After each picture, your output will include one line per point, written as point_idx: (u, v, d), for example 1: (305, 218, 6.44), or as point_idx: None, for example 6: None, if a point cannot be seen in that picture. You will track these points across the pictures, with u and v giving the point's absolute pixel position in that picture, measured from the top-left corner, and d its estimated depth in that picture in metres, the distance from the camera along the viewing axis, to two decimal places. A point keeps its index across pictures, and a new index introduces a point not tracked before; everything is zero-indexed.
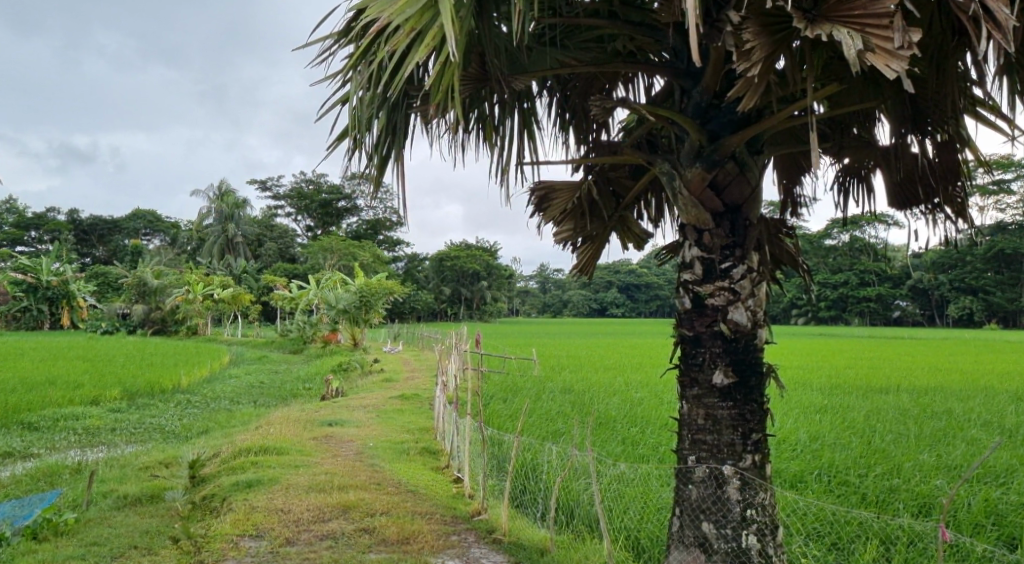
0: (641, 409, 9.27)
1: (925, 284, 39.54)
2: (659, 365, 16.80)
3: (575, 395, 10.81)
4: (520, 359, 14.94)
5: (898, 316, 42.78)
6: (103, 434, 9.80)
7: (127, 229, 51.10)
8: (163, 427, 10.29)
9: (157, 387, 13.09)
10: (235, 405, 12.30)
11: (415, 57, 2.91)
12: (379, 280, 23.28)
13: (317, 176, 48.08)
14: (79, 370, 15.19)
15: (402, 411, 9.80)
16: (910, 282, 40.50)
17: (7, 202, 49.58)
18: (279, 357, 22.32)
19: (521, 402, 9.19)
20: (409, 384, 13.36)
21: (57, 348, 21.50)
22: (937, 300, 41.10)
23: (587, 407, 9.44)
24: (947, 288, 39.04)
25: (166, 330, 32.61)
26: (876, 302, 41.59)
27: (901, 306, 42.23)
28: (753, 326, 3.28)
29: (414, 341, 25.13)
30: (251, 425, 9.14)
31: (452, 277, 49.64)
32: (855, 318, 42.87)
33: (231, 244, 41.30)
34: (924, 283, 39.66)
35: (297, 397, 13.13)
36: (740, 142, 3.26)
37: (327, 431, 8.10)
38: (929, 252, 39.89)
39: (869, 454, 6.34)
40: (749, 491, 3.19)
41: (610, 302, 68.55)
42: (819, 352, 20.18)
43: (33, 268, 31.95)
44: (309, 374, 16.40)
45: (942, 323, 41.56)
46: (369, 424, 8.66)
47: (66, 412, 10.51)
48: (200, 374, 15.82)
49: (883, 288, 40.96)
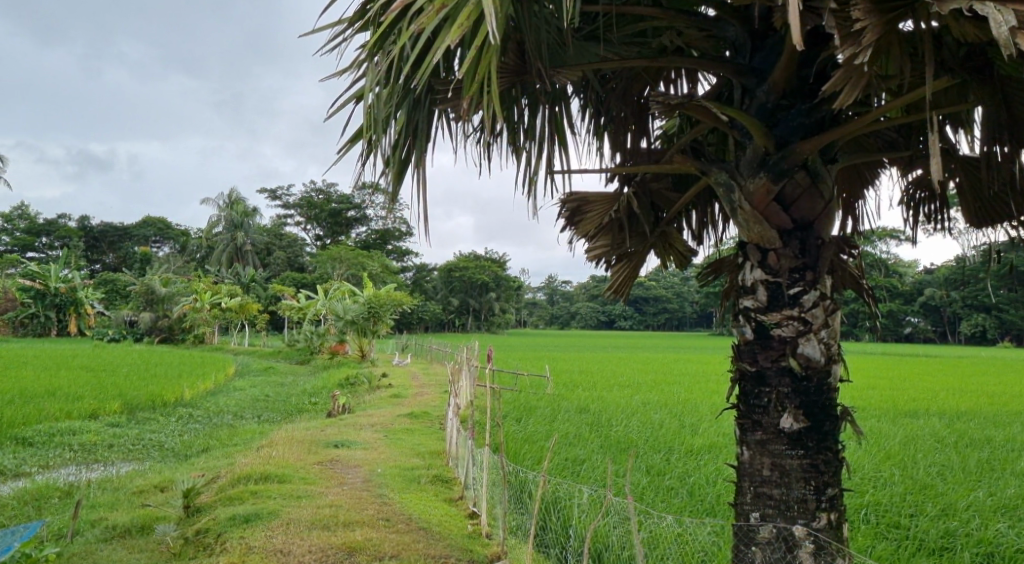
0: (664, 434, 8.84)
1: (939, 302, 38.92)
2: (675, 382, 16.33)
3: (591, 416, 10.38)
4: (532, 376, 14.49)
5: (910, 333, 42.06)
6: (100, 451, 9.38)
7: (137, 236, 51.01)
8: (163, 444, 9.88)
9: (158, 401, 12.69)
10: (238, 421, 11.90)
11: (446, 39, 2.51)
12: (388, 291, 22.90)
13: (327, 185, 47.90)
14: (80, 381, 14.83)
15: (411, 431, 9.37)
16: (923, 299, 39.82)
17: (18, 208, 49.50)
18: (286, 368, 21.93)
19: (536, 426, 8.76)
20: (417, 400, 12.92)
21: (61, 356, 21.18)
22: (950, 317, 40.40)
23: (606, 431, 8.99)
24: (960, 305, 38.35)
25: (173, 338, 32.33)
26: (887, 318, 40.92)
27: (913, 323, 41.79)
28: (827, 361, 2.83)
29: (422, 353, 24.72)
30: (253, 444, 8.73)
31: (460, 287, 49.30)
32: (867, 334, 42.20)
33: (240, 252, 41.02)
34: (937, 301, 39.09)
35: (303, 413, 12.71)
36: (814, 150, 2.82)
37: (332, 454, 7.66)
38: (942, 269, 39.30)
39: (917, 491, 5.83)
40: (825, 557, 2.76)
41: (619, 315, 68.16)
42: None
43: (41, 274, 31.75)
44: (315, 388, 16.00)
45: (955, 340, 40.86)
46: (377, 446, 8.23)
47: (62, 427, 10.11)
48: (205, 386, 15.45)
49: (896, 305, 40.32)
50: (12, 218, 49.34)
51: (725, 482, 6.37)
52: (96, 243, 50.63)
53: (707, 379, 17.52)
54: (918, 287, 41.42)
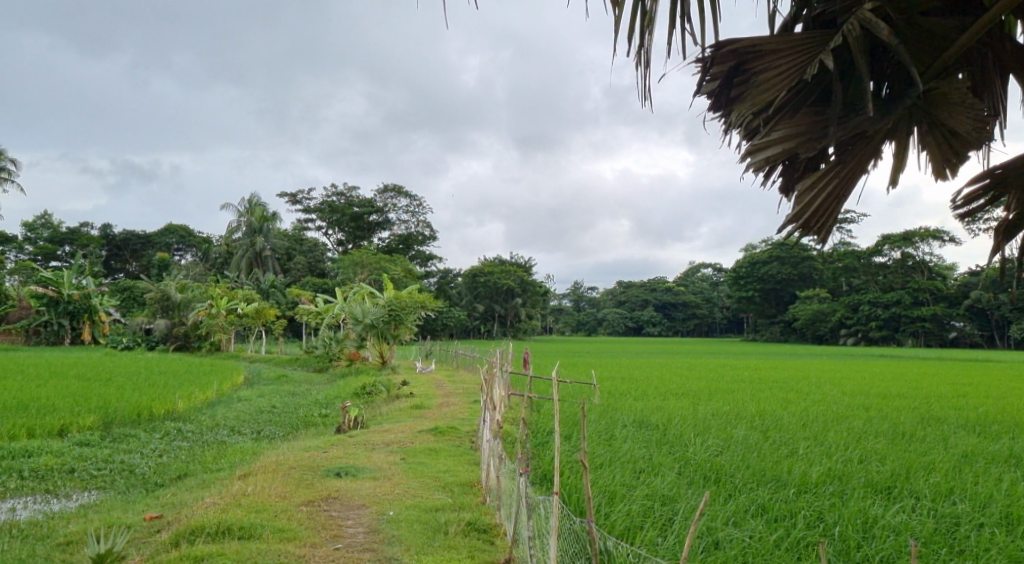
0: (760, 456, 6.94)
1: (984, 305, 38.87)
2: (735, 390, 14.31)
3: (658, 431, 8.53)
4: (575, 385, 12.56)
5: (955, 337, 42.11)
6: (56, 478, 7.60)
7: (158, 244, 49.75)
8: (133, 469, 8.10)
9: (143, 415, 10.92)
10: (232, 437, 10.12)
11: None
12: (411, 293, 21.04)
13: (348, 189, 46.46)
14: (65, 391, 13.13)
15: (436, 453, 7.52)
16: (968, 302, 39.49)
17: (41, 216, 48.45)
18: (302, 377, 20.14)
19: (603, 450, 6.94)
20: (444, 412, 11.10)
21: (62, 365, 19.47)
22: (998, 320, 40.24)
23: (682, 452, 7.14)
24: (1008, 308, 37.24)
25: (189, 346, 30.81)
26: (931, 322, 41.09)
27: (958, 327, 41.46)
28: None
29: (447, 360, 22.93)
30: (239, 469, 6.98)
31: (486, 293, 47.51)
32: (909, 339, 42.53)
33: (259, 258, 39.51)
34: (984, 303, 38.47)
35: (310, 428, 10.91)
36: None
37: (330, 487, 5.82)
38: (991, 272, 38.73)
39: None
40: None
41: (646, 320, 65.87)
42: (906, 382, 17.55)
43: (53, 281, 30.22)
44: (328, 398, 14.20)
45: (1004, 344, 40.63)
46: (390, 475, 6.36)
47: (15, 447, 8.33)
48: (205, 397, 13.67)
49: (939, 308, 40.51)
50: (36, 227, 48.35)
51: (886, 533, 4.53)
52: (118, 251, 49.60)
53: (771, 386, 15.46)
54: (963, 290, 41.38)
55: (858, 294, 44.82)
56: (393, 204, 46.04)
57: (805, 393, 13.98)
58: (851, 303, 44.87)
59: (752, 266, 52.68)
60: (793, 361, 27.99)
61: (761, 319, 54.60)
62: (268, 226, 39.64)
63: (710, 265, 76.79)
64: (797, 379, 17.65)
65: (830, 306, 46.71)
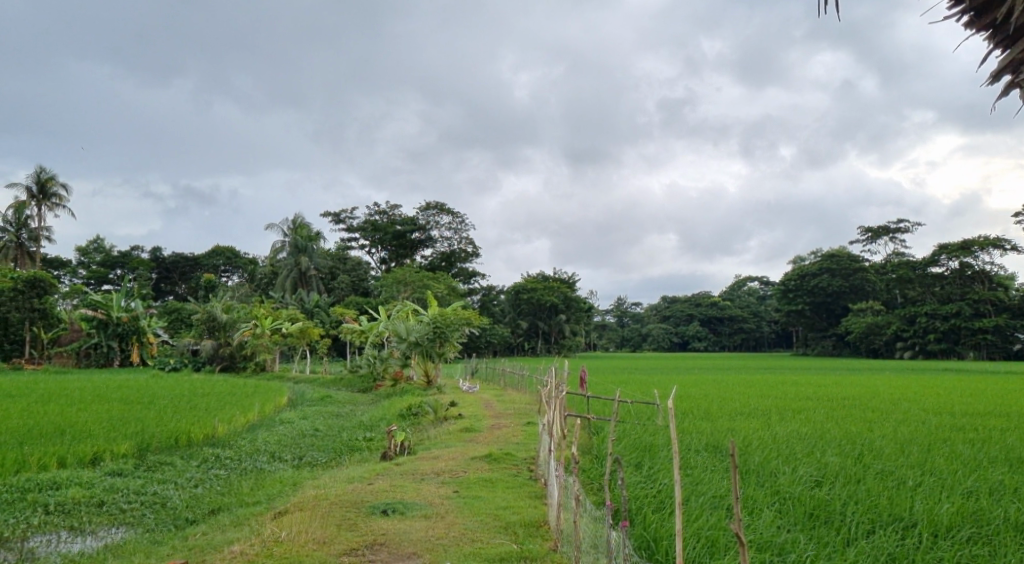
0: (868, 488, 6.02)
1: None
2: (806, 409, 13.20)
3: (737, 457, 7.67)
4: (637, 405, 11.70)
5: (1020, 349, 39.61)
6: (82, 514, 6.99)
7: (206, 266, 50.11)
8: (165, 502, 7.47)
9: (179, 441, 10.37)
10: (272, 465, 9.49)
11: None
12: (455, 310, 20.31)
13: (390, 207, 46.21)
14: (102, 416, 12.65)
15: (494, 486, 6.70)
16: None
17: (93, 241, 49.19)
18: (345, 397, 19.55)
19: (685, 483, 6.10)
20: (495, 436, 10.35)
21: (103, 388, 19.11)
22: None
23: (772, 482, 6.28)
24: None
25: (235, 367, 30.62)
26: (993, 334, 38.88)
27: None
28: None
29: (493, 379, 22.11)
30: (276, 504, 6.32)
31: (529, 309, 46.76)
32: (970, 351, 40.34)
33: (304, 278, 39.36)
34: None
35: (354, 454, 10.29)
36: None
37: (377, 529, 5.15)
38: None
39: None
40: None
41: (692, 336, 64.22)
42: (982, 398, 16.24)
43: (103, 303, 30.25)
44: (372, 420, 13.54)
45: None
46: (444, 512, 5.61)
47: (43, 478, 7.77)
48: (246, 421, 13.09)
49: (1002, 320, 38.37)
50: (89, 251, 49.10)
51: None
52: (168, 274, 50.20)
53: (845, 405, 14.28)
54: None
55: (915, 305, 42.65)
56: (435, 221, 45.68)
57: (884, 412, 12.84)
58: (906, 315, 42.72)
59: (801, 279, 50.96)
60: (851, 376, 26.56)
61: (813, 333, 52.61)
62: (312, 246, 39.45)
63: (756, 277, 74.73)
64: (867, 396, 16.43)
65: (885, 318, 44.43)
